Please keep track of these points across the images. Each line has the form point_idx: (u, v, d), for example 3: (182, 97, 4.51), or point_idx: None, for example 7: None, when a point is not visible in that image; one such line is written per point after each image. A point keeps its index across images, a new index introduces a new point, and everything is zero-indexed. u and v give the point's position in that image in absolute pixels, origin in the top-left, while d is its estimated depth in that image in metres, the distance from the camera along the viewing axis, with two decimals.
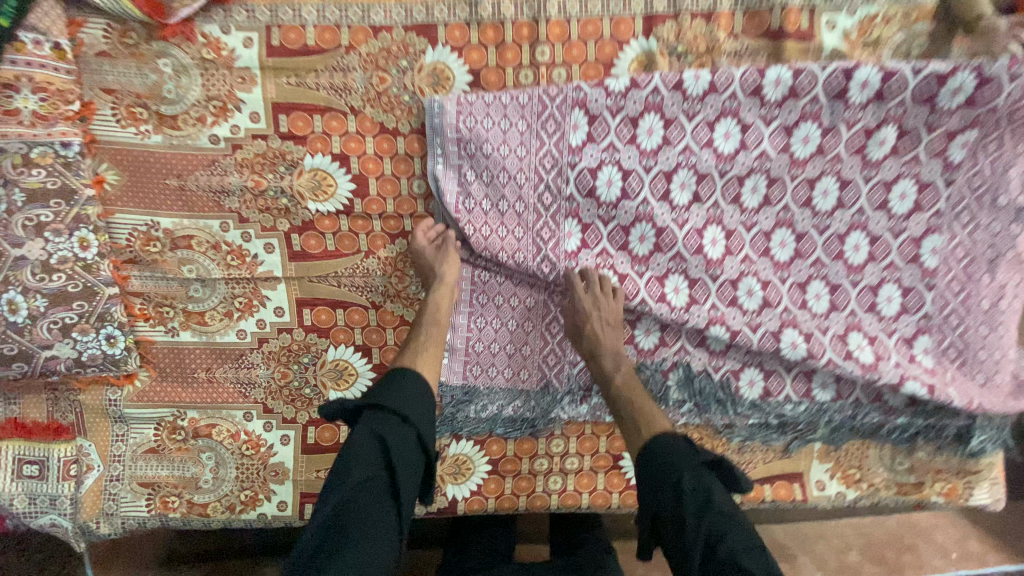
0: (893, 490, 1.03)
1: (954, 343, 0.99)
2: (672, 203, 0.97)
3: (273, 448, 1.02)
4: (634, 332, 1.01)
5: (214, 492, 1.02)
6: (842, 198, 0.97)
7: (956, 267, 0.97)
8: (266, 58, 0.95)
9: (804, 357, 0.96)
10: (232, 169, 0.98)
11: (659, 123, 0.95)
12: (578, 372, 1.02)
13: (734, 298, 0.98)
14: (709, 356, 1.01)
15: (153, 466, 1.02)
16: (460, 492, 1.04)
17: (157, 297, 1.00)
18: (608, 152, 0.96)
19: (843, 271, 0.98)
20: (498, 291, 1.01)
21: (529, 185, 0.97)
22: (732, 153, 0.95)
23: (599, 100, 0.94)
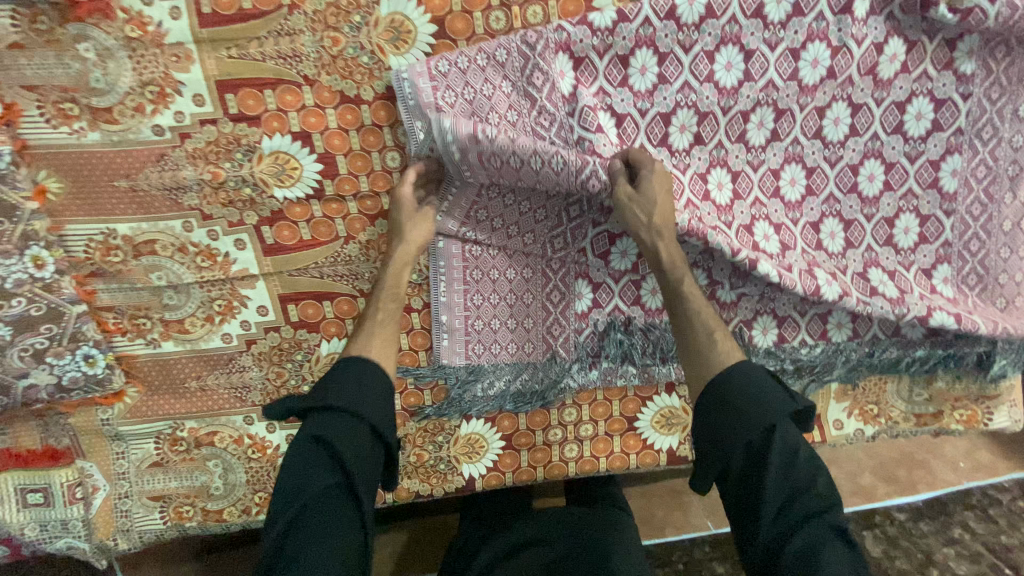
0: (911, 422, 1.02)
1: (974, 269, 0.94)
2: (672, 148, 0.89)
3: (280, 448, 1.00)
4: (639, 292, 0.98)
5: (226, 498, 1.00)
6: (855, 125, 0.89)
7: (976, 188, 0.91)
8: (199, 29, 0.84)
9: (842, 294, 0.88)
10: (184, 162, 0.88)
11: (653, 60, 0.85)
12: (584, 339, 0.99)
13: (755, 243, 0.89)
14: (720, 309, 0.95)
15: (160, 480, 0.99)
16: (477, 470, 1.02)
17: (131, 310, 0.94)
18: (598, 98, 0.87)
19: (857, 204, 0.92)
20: (492, 265, 0.95)
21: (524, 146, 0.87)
22: (735, 86, 0.86)
23: (584, 40, 0.84)
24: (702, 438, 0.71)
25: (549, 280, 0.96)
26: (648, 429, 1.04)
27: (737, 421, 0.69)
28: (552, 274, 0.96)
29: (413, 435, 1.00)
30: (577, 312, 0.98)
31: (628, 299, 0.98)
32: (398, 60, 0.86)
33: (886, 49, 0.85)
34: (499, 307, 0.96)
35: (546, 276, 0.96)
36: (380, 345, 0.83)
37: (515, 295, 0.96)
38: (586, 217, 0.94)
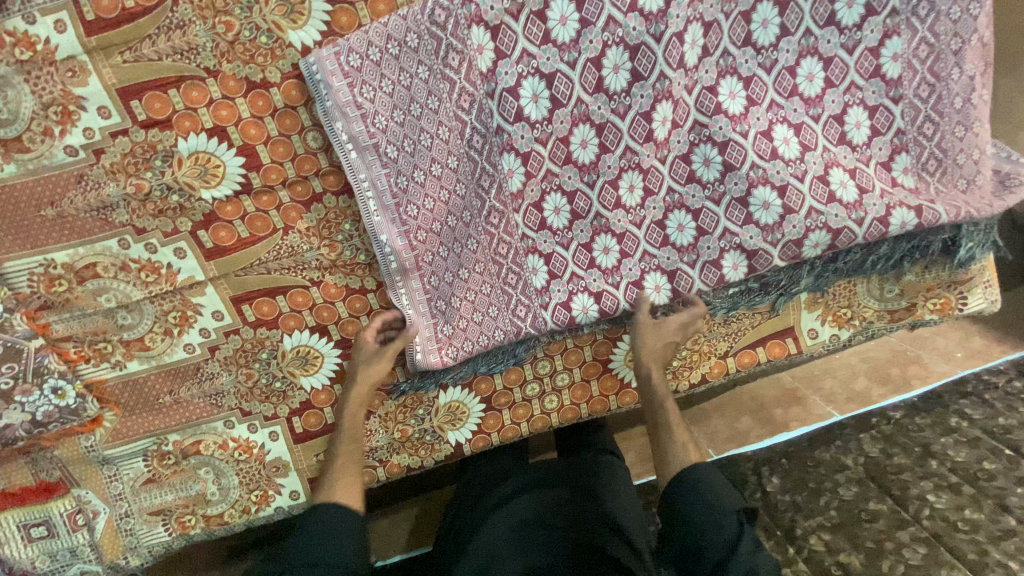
0: (885, 319, 1.01)
1: (933, 154, 0.91)
2: (608, 91, 0.85)
3: (266, 447, 1.00)
4: (592, 255, 0.92)
5: (224, 502, 1.01)
6: (785, 24, 0.84)
7: (920, 69, 0.87)
8: (87, 38, 0.80)
9: (785, 213, 0.88)
10: (105, 179, 0.86)
11: (571, 8, 0.80)
12: (551, 315, 0.93)
13: (691, 174, 0.90)
14: (678, 253, 0.93)
15: (156, 495, 1.00)
16: (462, 436, 1.03)
17: (89, 336, 0.93)
18: (524, 62, 0.82)
19: (802, 107, 0.88)
20: (439, 247, 0.90)
21: (455, 134, 0.86)
22: (661, 9, 0.81)
23: (494, 8, 0.80)
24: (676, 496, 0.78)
25: (489, 271, 0.92)
26: (623, 368, 1.04)
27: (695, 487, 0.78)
28: (502, 260, 0.92)
29: (392, 413, 1.00)
30: (535, 289, 0.93)
31: (584, 264, 0.93)
32: (298, 35, 0.82)
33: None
34: (462, 291, 0.92)
35: (490, 262, 0.92)
36: (345, 485, 0.82)
37: (471, 282, 0.92)
38: (506, 211, 0.90)
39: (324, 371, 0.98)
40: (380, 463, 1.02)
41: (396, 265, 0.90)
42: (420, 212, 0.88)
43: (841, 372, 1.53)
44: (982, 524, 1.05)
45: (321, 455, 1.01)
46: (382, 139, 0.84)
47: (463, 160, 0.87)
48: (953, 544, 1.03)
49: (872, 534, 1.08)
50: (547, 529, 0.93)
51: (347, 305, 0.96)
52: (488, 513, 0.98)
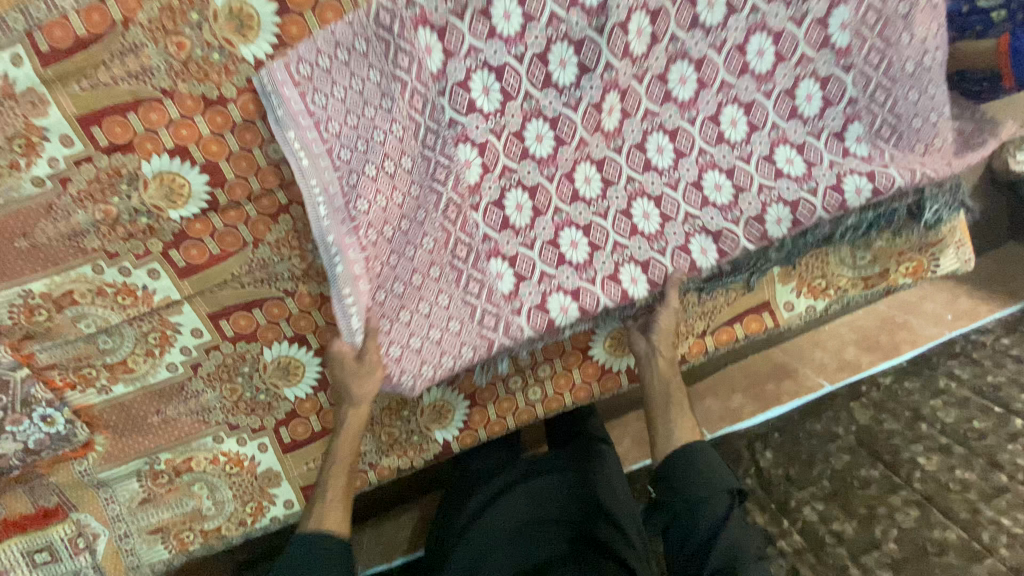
0: (860, 287, 1.01)
1: (888, 121, 0.90)
2: (558, 86, 0.85)
3: (256, 458, 1.01)
4: (560, 250, 0.90)
5: (220, 516, 1.03)
6: (730, 1, 0.83)
7: (870, 37, 0.85)
8: (43, 69, 0.81)
9: (737, 192, 0.90)
10: (74, 207, 0.87)
11: (514, 4, 0.79)
12: (525, 321, 0.91)
13: (647, 161, 0.90)
14: (647, 242, 0.91)
15: (153, 514, 1.02)
16: (449, 434, 1.03)
17: (73, 363, 0.95)
18: (472, 59, 0.82)
19: (753, 83, 0.88)
20: (392, 250, 0.89)
21: (409, 134, 0.85)
22: (601, 2, 0.80)
23: (439, 8, 0.79)
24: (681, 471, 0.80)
25: (444, 274, 0.89)
26: (604, 354, 1.04)
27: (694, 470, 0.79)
28: (462, 264, 0.90)
29: (378, 417, 1.01)
30: (503, 294, 0.90)
31: (553, 261, 0.90)
32: (250, 49, 0.83)
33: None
34: (418, 300, 0.89)
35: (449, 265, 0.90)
36: (337, 508, 0.82)
37: (427, 288, 0.89)
38: (463, 208, 0.88)
39: (307, 381, 0.99)
40: (370, 466, 1.03)
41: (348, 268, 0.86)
42: (373, 209, 0.86)
43: (830, 343, 1.49)
44: (973, 483, 1.05)
45: (312, 463, 1.02)
46: (336, 144, 0.85)
47: (418, 161, 0.87)
48: (945, 505, 1.03)
49: (864, 500, 1.09)
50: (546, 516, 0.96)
51: (323, 314, 0.97)
52: (476, 512, 1.00)
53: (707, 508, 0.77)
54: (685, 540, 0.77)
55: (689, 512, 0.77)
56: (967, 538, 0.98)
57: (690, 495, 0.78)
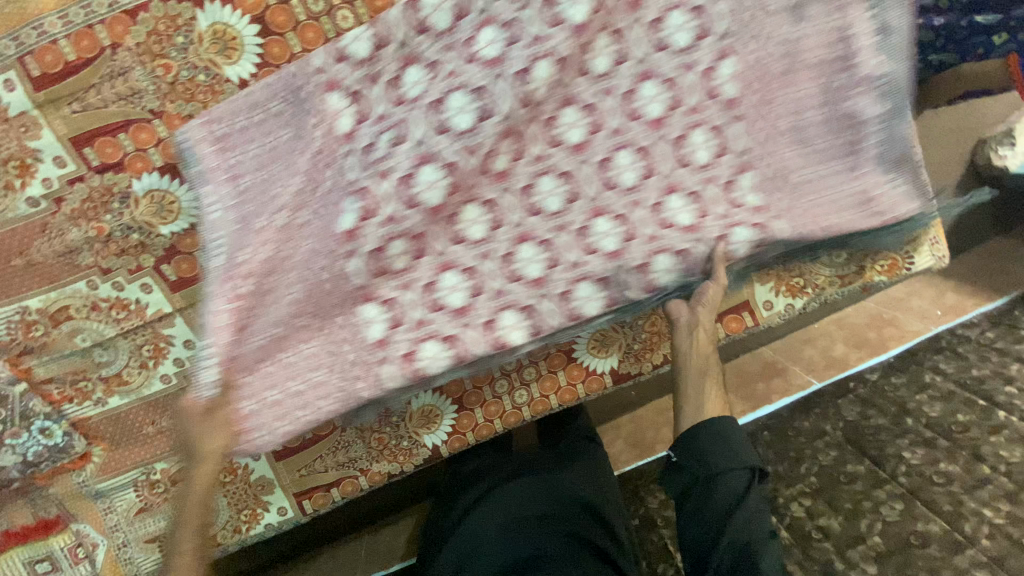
0: (837, 286, 1.03)
1: (776, 172, 0.89)
2: (455, 129, 0.81)
3: (249, 467, 1.03)
4: (436, 295, 0.88)
5: (215, 523, 1.05)
6: (620, 52, 0.84)
7: (768, 84, 0.86)
8: (36, 94, 0.85)
9: (595, 250, 0.89)
10: (67, 226, 0.90)
11: (423, 74, 0.81)
12: (392, 371, 0.87)
13: (535, 206, 0.88)
14: (529, 288, 0.89)
15: (150, 523, 1.04)
16: (438, 439, 1.05)
17: (70, 376, 0.97)
18: (388, 122, 0.81)
19: (567, 159, 0.87)
20: (277, 297, 0.82)
21: (310, 186, 0.82)
22: (503, 54, 0.80)
23: (350, 76, 0.82)
24: (707, 443, 0.78)
25: (326, 326, 0.86)
26: (589, 357, 1.06)
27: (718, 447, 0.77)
28: (332, 314, 0.85)
29: (368, 423, 1.04)
30: (375, 340, 0.87)
31: (429, 307, 0.88)
32: (234, 69, 0.86)
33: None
34: (285, 354, 0.84)
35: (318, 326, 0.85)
36: None
37: (304, 341, 0.85)
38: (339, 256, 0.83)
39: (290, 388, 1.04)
40: (361, 472, 1.05)
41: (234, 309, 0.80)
42: (254, 257, 0.80)
43: (820, 341, 1.52)
44: (956, 476, 1.06)
45: (304, 470, 1.04)
46: (236, 196, 0.82)
47: (315, 214, 0.82)
48: (927, 498, 1.04)
49: (850, 495, 1.10)
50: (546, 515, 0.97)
51: None
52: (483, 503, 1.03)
53: (725, 479, 0.76)
54: (703, 511, 0.76)
55: (709, 488, 0.77)
56: (948, 530, 0.98)
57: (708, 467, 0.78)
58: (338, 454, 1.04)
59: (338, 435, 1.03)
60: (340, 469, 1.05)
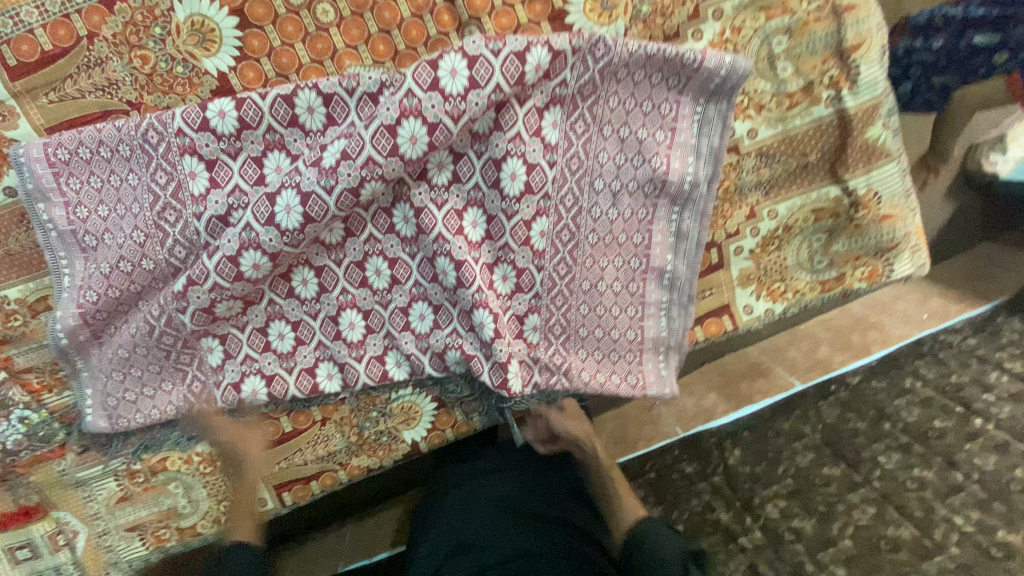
0: (817, 291, 1.03)
1: (560, 321, 0.98)
2: (280, 227, 0.85)
3: (229, 459, 1.03)
4: (268, 338, 0.96)
5: (195, 513, 1.06)
6: (457, 172, 0.90)
7: (562, 250, 0.94)
8: (12, 83, 0.83)
9: (366, 332, 0.98)
10: None
11: (285, 160, 0.86)
12: (224, 393, 0.97)
13: (364, 278, 0.95)
14: (349, 347, 0.98)
15: (131, 512, 1.04)
16: (418, 435, 1.05)
17: (50, 365, 0.98)
18: (234, 195, 0.86)
19: (398, 244, 0.94)
20: (113, 334, 0.93)
21: (123, 244, 0.88)
22: (334, 165, 0.83)
23: (210, 145, 0.85)
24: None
25: (194, 350, 0.96)
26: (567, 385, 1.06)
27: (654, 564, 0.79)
28: (170, 347, 0.94)
29: (348, 417, 1.04)
30: (210, 370, 0.97)
31: (258, 347, 0.96)
32: (212, 62, 0.85)
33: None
34: (117, 389, 0.96)
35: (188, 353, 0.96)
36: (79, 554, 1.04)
37: (110, 385, 0.96)
38: (166, 309, 0.89)
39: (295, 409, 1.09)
40: (341, 466, 1.06)
41: (68, 341, 0.91)
42: (102, 297, 0.89)
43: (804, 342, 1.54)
44: (929, 482, 1.10)
45: (284, 462, 1.05)
46: (79, 227, 0.88)
47: (159, 259, 0.88)
48: (900, 503, 1.08)
49: (824, 498, 1.13)
50: (512, 509, 0.93)
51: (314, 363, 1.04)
52: (445, 505, 1.01)
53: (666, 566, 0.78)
54: None
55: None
56: (919, 536, 1.03)
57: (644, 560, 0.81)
58: (317, 447, 1.04)
59: (318, 429, 1.04)
60: (320, 462, 1.05)
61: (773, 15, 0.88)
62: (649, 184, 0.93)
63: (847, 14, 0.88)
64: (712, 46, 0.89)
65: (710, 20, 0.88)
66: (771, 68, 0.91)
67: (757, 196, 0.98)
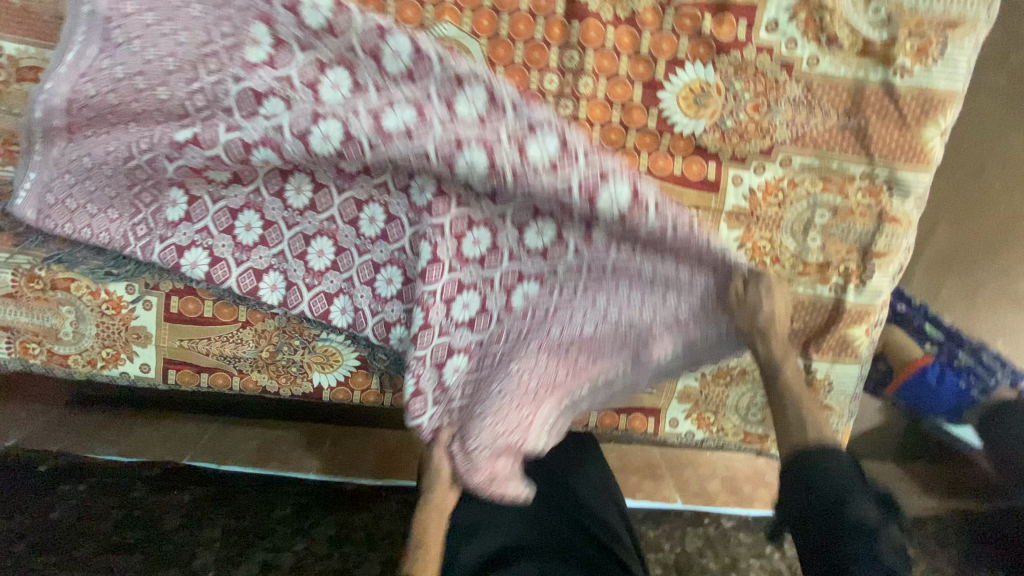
0: (739, 437, 1.10)
1: (479, 381, 0.94)
2: (308, 146, 0.83)
3: (135, 311, 0.99)
4: (234, 222, 0.93)
5: (74, 346, 1.01)
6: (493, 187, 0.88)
7: (531, 323, 0.93)
8: None
9: (330, 267, 0.95)
10: None
11: (346, 81, 0.82)
12: (165, 251, 0.93)
13: (355, 219, 0.93)
14: (307, 271, 0.95)
15: (11, 312, 0.99)
16: (325, 381, 1.03)
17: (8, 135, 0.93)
18: (280, 83, 0.82)
19: (404, 206, 0.92)
20: (88, 137, 0.87)
21: (152, 63, 0.82)
22: (390, 131, 0.81)
23: (287, 25, 0.80)
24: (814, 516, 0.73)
25: (159, 192, 0.92)
26: None
27: (827, 486, 0.74)
28: (138, 180, 0.91)
29: (269, 332, 1.01)
30: (165, 221, 0.93)
31: (221, 226, 0.93)
32: None
33: (797, 71, 0.87)
34: (63, 190, 0.91)
35: (150, 189, 0.91)
36: None
37: (58, 181, 0.91)
38: (156, 149, 0.86)
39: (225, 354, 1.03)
40: (238, 372, 1.03)
41: (41, 118, 0.86)
42: (100, 99, 0.85)
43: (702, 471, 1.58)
44: None
45: (186, 342, 1.01)
46: (115, 18, 0.81)
47: (175, 96, 0.84)
48: None
49: None
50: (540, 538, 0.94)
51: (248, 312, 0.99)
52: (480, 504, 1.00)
53: (852, 503, 0.71)
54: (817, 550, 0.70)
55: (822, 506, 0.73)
56: None
57: (837, 492, 0.73)
58: (225, 344, 1.01)
59: (235, 329, 1.00)
60: (220, 360, 1.02)
61: (829, 188, 0.92)
62: (630, 330, 0.92)
63: (887, 222, 0.93)
64: (766, 185, 0.92)
65: (776, 163, 0.91)
66: (804, 231, 0.95)
67: None
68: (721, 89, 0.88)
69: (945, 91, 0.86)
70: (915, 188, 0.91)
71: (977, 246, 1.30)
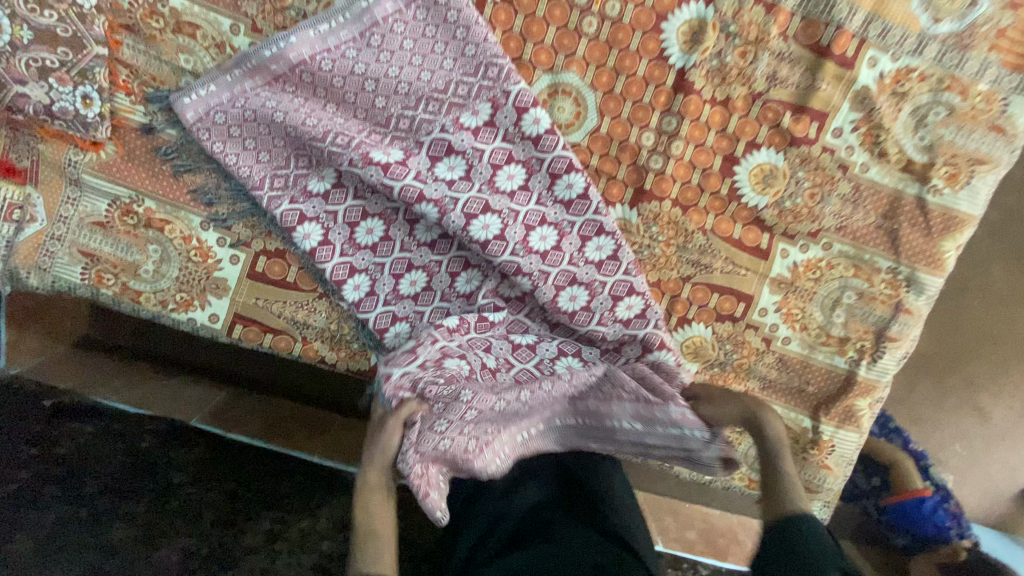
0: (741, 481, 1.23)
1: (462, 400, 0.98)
2: (467, 224, 0.96)
3: (220, 263, 1.04)
4: (359, 221, 1.01)
5: (149, 284, 1.04)
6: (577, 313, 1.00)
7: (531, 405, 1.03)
8: None
9: (411, 295, 1.04)
10: None
11: (517, 177, 0.98)
12: (285, 213, 1.00)
13: (454, 274, 1.03)
14: (394, 288, 1.03)
15: (96, 239, 1.03)
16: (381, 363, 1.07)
17: (146, 77, 0.98)
18: (472, 151, 0.96)
19: (495, 283, 1.02)
20: (292, 95, 0.96)
21: (378, 74, 0.94)
22: (532, 247, 0.98)
23: (506, 117, 0.95)
24: None
25: (313, 165, 0.99)
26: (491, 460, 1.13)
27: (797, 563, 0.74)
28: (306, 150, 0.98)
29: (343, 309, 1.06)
30: (300, 187, 0.99)
31: (349, 218, 1.01)
32: None
33: (851, 173, 1.04)
34: (240, 118, 0.97)
35: (309, 159, 0.99)
36: None
37: (238, 108, 0.96)
38: (337, 130, 0.95)
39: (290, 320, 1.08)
40: (301, 339, 1.07)
41: (267, 58, 0.93)
42: (317, 79, 0.95)
43: None
44: None
45: (260, 301, 1.06)
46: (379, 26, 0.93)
47: (389, 108, 0.95)
48: None
49: None
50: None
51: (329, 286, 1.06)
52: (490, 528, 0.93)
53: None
54: None
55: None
56: None
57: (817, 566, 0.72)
58: (297, 310, 1.06)
59: (312, 298, 1.06)
60: (288, 324, 1.07)
61: (858, 274, 1.08)
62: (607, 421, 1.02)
63: (902, 313, 1.08)
64: (807, 262, 1.07)
65: (819, 245, 1.07)
66: (831, 307, 1.09)
67: (755, 384, 1.13)
68: (788, 175, 1.03)
69: (964, 214, 1.04)
70: (929, 288, 1.07)
71: (957, 352, 1.48)
